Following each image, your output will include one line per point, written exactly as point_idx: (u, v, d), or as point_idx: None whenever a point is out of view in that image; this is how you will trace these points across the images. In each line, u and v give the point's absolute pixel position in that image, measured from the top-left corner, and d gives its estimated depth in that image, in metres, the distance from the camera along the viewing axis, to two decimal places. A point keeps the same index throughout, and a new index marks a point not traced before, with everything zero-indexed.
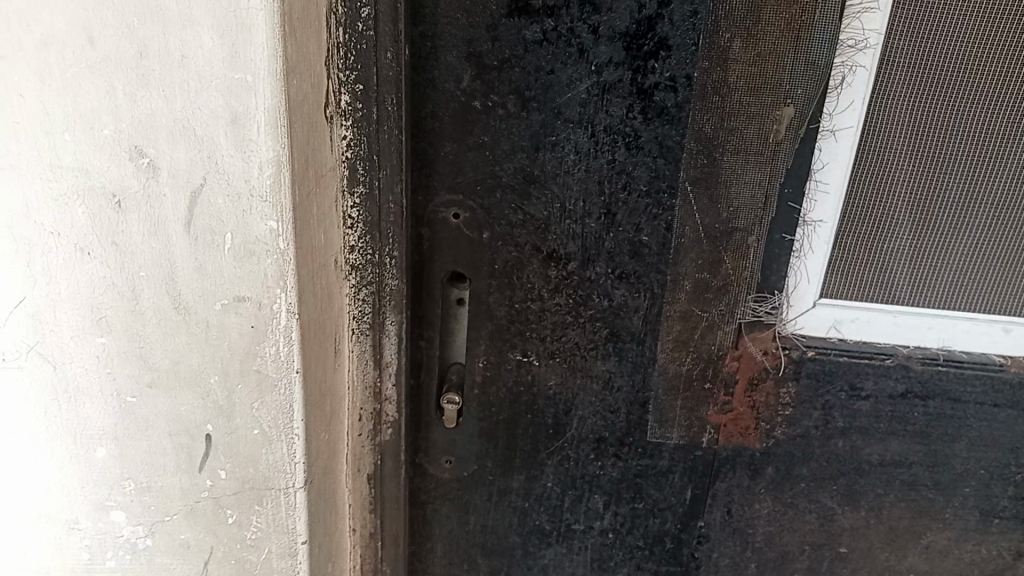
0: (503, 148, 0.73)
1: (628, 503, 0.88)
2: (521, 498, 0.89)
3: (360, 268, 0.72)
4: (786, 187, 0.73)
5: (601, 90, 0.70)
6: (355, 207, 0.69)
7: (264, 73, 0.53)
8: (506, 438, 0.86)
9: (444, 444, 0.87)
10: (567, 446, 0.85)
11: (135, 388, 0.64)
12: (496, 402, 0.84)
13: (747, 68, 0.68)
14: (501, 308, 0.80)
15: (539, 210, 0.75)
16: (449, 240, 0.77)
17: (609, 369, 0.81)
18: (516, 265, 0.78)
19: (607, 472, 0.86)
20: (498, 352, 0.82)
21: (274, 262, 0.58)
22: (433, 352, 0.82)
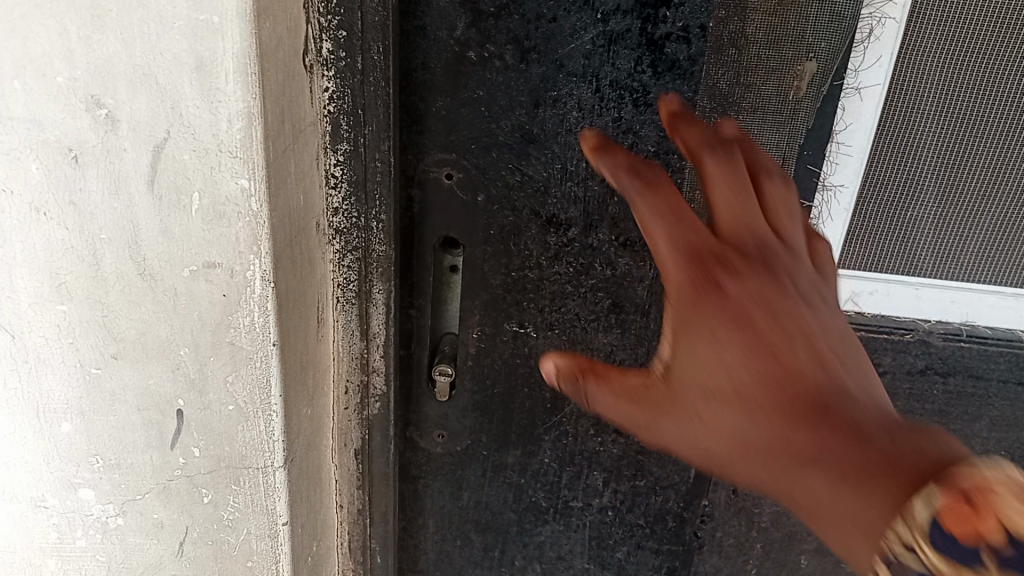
0: (500, 104, 0.68)
1: (629, 480, 0.84)
2: (517, 474, 0.85)
3: (345, 230, 0.67)
4: (806, 149, 0.68)
5: (607, 41, 0.64)
6: (339, 165, 0.64)
7: (232, 14, 0.47)
8: (502, 412, 0.82)
9: (436, 417, 0.83)
10: (566, 421, 0.81)
11: (100, 359, 0.59)
12: (490, 375, 0.80)
13: (767, 18, 0.63)
14: (497, 277, 0.75)
15: (538, 171, 0.70)
16: (441, 203, 0.72)
17: (611, 342, 0.77)
18: (512, 230, 0.73)
19: (608, 449, 0.82)
20: (493, 322, 0.77)
21: (246, 225, 0.53)
22: (424, 323, 0.78)
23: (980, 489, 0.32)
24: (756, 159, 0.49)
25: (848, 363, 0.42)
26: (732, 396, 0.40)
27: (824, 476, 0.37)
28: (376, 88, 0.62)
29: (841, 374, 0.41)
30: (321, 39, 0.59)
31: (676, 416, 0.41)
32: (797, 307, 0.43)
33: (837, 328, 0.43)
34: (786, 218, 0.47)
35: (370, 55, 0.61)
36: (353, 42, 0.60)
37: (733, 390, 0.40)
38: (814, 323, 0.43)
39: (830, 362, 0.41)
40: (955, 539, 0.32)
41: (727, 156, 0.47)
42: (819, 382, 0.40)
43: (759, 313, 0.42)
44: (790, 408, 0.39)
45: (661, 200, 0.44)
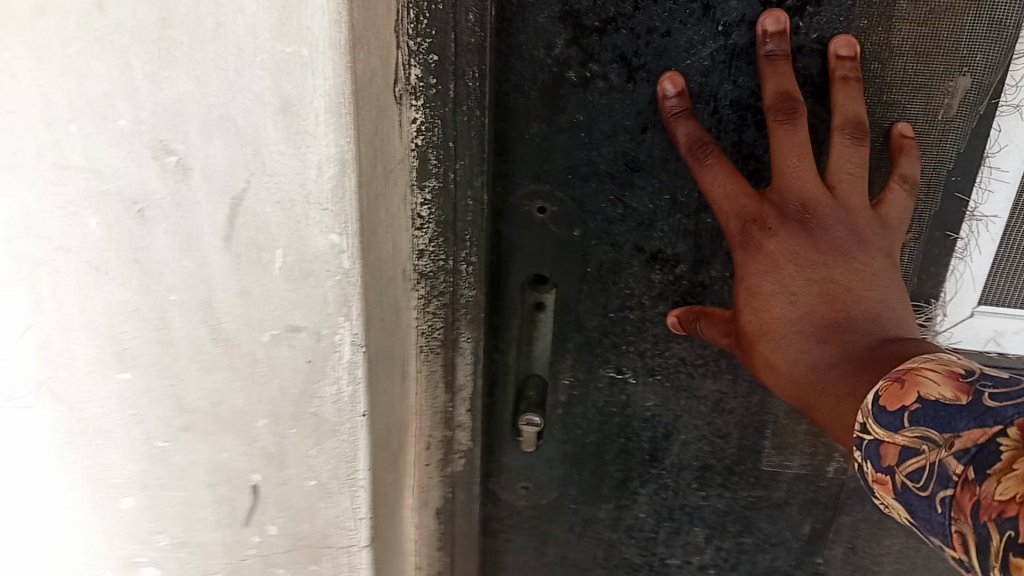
0: (602, 128, 0.60)
1: (734, 537, 0.76)
2: (608, 529, 0.78)
3: (431, 276, 0.60)
4: (952, 175, 0.59)
5: (728, 56, 0.57)
6: (426, 206, 0.57)
7: (326, 45, 0.40)
8: (593, 464, 0.74)
9: (519, 469, 0.75)
10: (665, 473, 0.74)
11: (167, 433, 0.51)
12: (582, 424, 0.72)
13: (915, 28, 0.55)
14: (592, 318, 0.67)
15: (643, 203, 0.63)
16: (530, 238, 0.65)
17: (717, 390, 0.69)
18: (612, 267, 0.65)
19: (711, 503, 0.75)
20: (587, 367, 0.70)
21: (333, 286, 0.46)
22: (508, 366, 0.70)
23: (912, 374, 0.43)
24: (841, 99, 0.55)
25: (867, 299, 0.53)
26: (765, 324, 0.54)
27: (837, 372, 0.49)
28: (470, 118, 0.54)
29: (853, 311, 0.52)
30: (411, 64, 0.51)
31: (749, 359, 0.56)
32: (829, 262, 0.54)
33: (867, 272, 0.54)
34: (846, 179, 0.55)
35: (464, 83, 0.53)
36: (445, 67, 0.52)
37: (762, 318, 0.55)
38: (844, 267, 0.54)
39: (843, 306, 0.52)
40: (889, 411, 0.43)
41: (791, 121, 0.55)
42: (840, 313, 0.52)
43: (784, 261, 0.54)
44: (806, 329, 0.52)
45: (724, 179, 0.56)
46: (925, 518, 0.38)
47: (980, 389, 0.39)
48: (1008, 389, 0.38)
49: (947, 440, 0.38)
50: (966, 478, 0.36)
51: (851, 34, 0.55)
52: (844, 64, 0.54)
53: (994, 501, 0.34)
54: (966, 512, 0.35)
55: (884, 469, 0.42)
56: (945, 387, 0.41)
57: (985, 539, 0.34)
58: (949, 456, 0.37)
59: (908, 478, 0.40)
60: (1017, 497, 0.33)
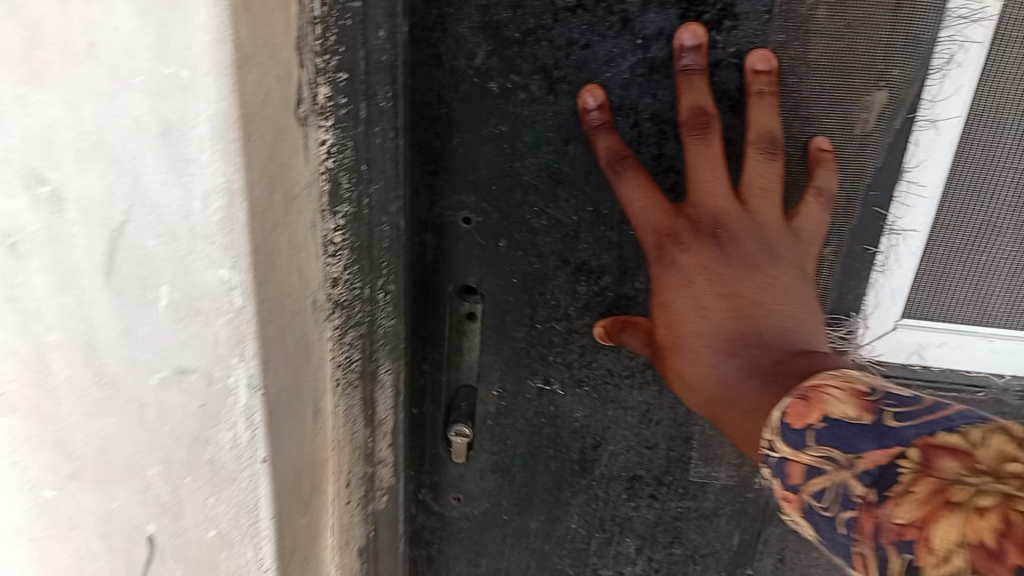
0: (525, 140, 0.60)
1: (665, 548, 0.76)
2: (540, 540, 0.77)
3: (348, 307, 0.56)
4: (872, 188, 0.59)
5: (648, 69, 0.56)
6: (340, 233, 0.52)
7: (207, 68, 0.33)
8: (524, 475, 0.73)
9: (452, 480, 0.75)
10: (596, 485, 0.73)
11: (52, 482, 0.43)
12: (512, 435, 0.71)
13: (831, 43, 0.55)
14: (519, 329, 0.67)
15: (567, 215, 0.62)
16: (457, 250, 0.64)
17: (644, 402, 0.69)
18: (538, 279, 0.64)
19: (642, 514, 0.74)
20: (516, 380, 0.69)
21: (229, 321, 0.40)
22: (439, 380, 0.70)
23: (815, 391, 0.44)
24: (756, 115, 0.55)
25: (777, 312, 0.54)
26: (679, 338, 0.56)
27: (747, 384, 0.51)
28: (383, 139, 0.53)
29: (762, 324, 0.54)
30: (318, 83, 0.46)
31: (660, 364, 0.59)
32: (739, 276, 0.55)
33: (776, 285, 0.55)
34: (757, 191, 0.57)
35: (375, 103, 0.51)
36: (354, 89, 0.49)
37: (677, 332, 0.57)
38: (754, 280, 0.55)
39: (753, 319, 0.54)
40: (795, 428, 0.43)
41: (704, 136, 0.56)
42: (749, 327, 0.54)
43: (694, 275, 0.56)
44: (717, 345, 0.54)
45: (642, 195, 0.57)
46: (829, 536, 0.40)
47: (882, 408, 0.41)
48: (906, 409, 0.40)
49: (851, 463, 0.39)
50: (868, 501, 0.38)
51: (768, 48, 0.55)
52: (759, 78, 0.55)
53: (894, 526, 0.36)
54: (867, 533, 0.37)
55: (791, 486, 0.42)
56: (846, 405, 0.42)
57: (882, 561, 0.36)
58: (852, 478, 0.39)
59: (812, 498, 0.41)
60: (916, 522, 0.35)
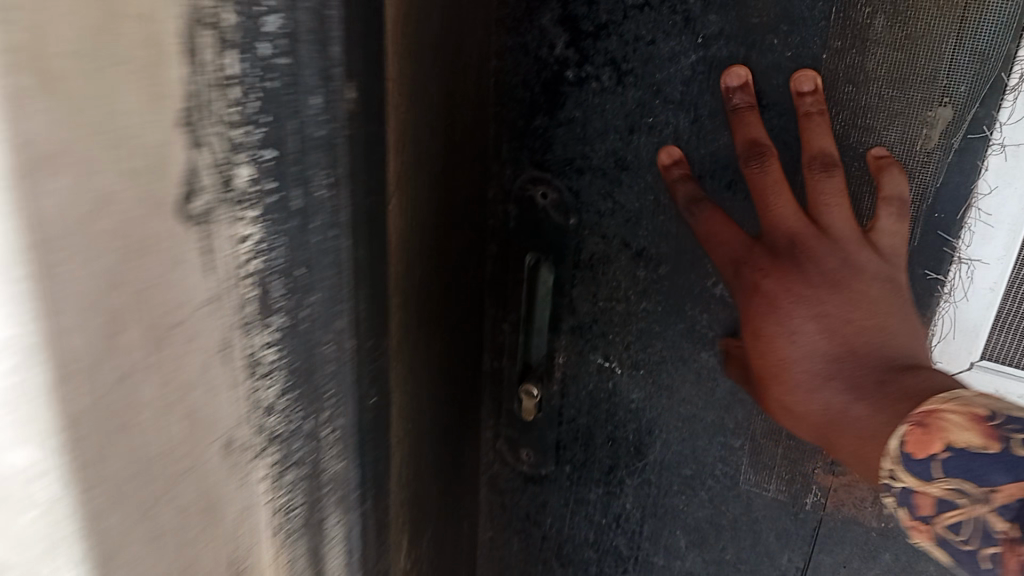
0: (595, 126, 0.65)
1: (715, 550, 0.76)
2: (598, 512, 0.80)
3: (281, 436, 0.40)
4: (935, 209, 0.56)
5: (707, 68, 0.59)
6: (275, 348, 0.37)
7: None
8: (584, 445, 0.78)
9: (523, 437, 0.80)
10: (649, 469, 0.75)
11: None
12: (574, 404, 0.76)
13: (890, 52, 0.54)
14: (584, 304, 0.72)
15: (630, 200, 0.66)
16: (535, 222, 0.71)
17: (697, 396, 0.70)
18: (602, 258, 0.69)
19: (692, 509, 0.75)
20: (581, 353, 0.74)
21: (39, 520, 0.25)
22: (516, 338, 0.76)
23: (936, 419, 0.43)
24: (811, 136, 0.55)
25: (874, 330, 0.53)
26: (775, 372, 0.54)
27: (859, 410, 0.50)
28: (323, 240, 0.39)
29: (858, 344, 0.52)
30: (233, 162, 0.32)
31: (768, 407, 0.57)
32: (824, 295, 0.53)
33: (864, 298, 0.53)
34: (824, 209, 0.55)
35: (309, 193, 0.37)
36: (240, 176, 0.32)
37: (772, 364, 0.55)
38: (837, 299, 0.53)
39: (850, 341, 0.52)
40: (918, 459, 0.43)
41: (763, 161, 0.56)
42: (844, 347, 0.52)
43: (778, 303, 0.54)
44: (816, 373, 0.52)
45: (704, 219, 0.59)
46: (968, 569, 0.40)
47: (1007, 433, 0.40)
48: None
49: (986, 497, 0.39)
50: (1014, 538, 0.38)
51: (813, 69, 0.56)
52: (805, 100, 0.56)
53: None
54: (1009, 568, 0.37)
55: (920, 516, 0.43)
56: (971, 434, 0.41)
57: None
58: (991, 513, 0.39)
59: (949, 531, 0.41)
60: None
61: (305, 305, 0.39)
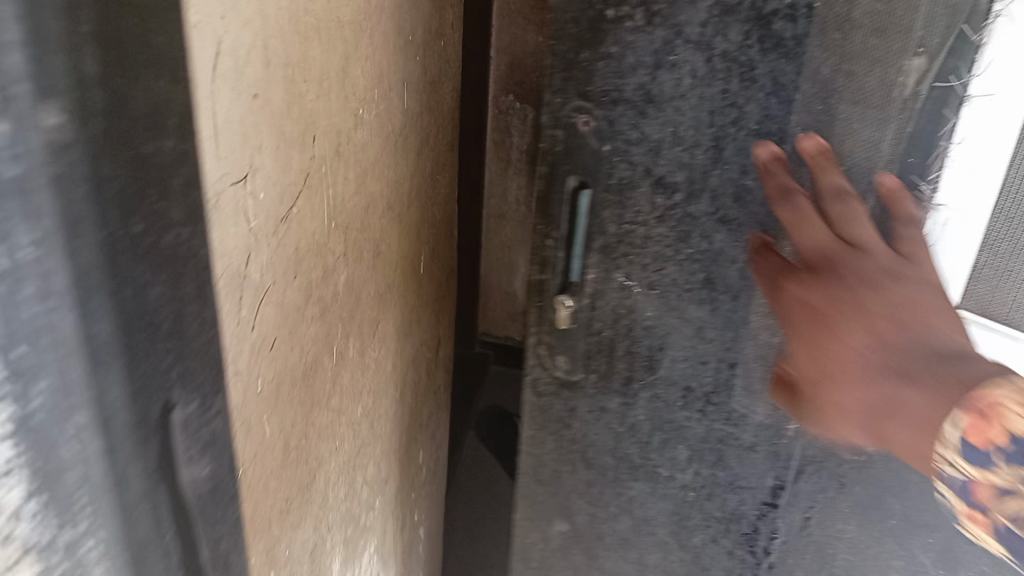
0: (629, 61, 0.65)
1: (711, 466, 0.84)
2: (617, 422, 0.83)
3: (37, 542, 0.28)
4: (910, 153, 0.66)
5: (721, 12, 0.62)
6: (85, 506, 0.31)
7: None
8: (605, 362, 0.79)
9: (552, 342, 0.79)
10: (659, 385, 0.80)
11: None
12: (600, 321, 0.77)
13: (871, 4, 0.61)
14: (611, 225, 0.72)
15: (655, 131, 0.67)
16: (575, 148, 0.68)
17: (701, 318, 0.76)
18: (627, 185, 0.70)
19: (693, 424, 0.82)
20: (605, 268, 0.74)
21: None
22: (558, 254, 0.73)
23: (989, 405, 0.51)
24: (820, 175, 0.63)
25: (912, 327, 0.58)
26: (834, 375, 0.61)
27: (916, 399, 0.56)
28: (34, 312, 0.26)
29: (902, 340, 0.58)
30: None
31: (818, 406, 0.63)
32: (863, 299, 0.60)
33: (895, 298, 0.59)
34: (850, 228, 0.62)
35: (9, 257, 0.24)
36: (134, 140, 0.30)
37: (829, 370, 0.61)
38: (878, 299, 0.59)
39: (892, 338, 0.58)
40: (978, 448, 0.51)
41: (788, 200, 0.63)
42: (888, 343, 0.58)
43: (826, 309, 0.61)
44: (869, 373, 0.59)
45: (770, 268, 0.67)
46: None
47: None
48: None
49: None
50: None
51: (813, 132, 0.64)
52: (810, 158, 0.64)
53: None
54: None
55: (978, 501, 0.51)
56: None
57: None
58: None
59: (1008, 517, 0.50)
60: None
61: (117, 376, 0.31)
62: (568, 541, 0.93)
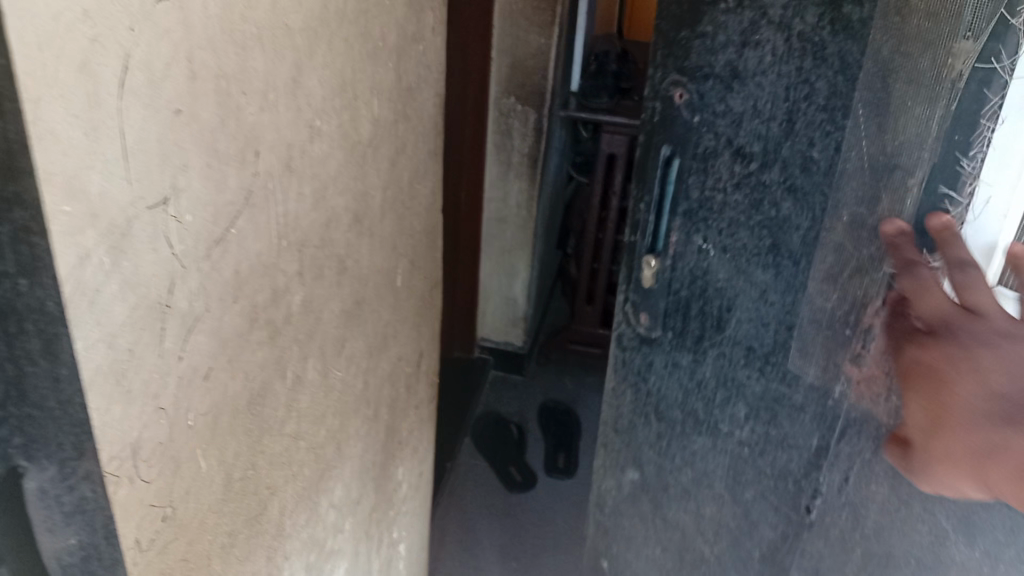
0: (718, 39, 0.57)
1: (765, 424, 0.68)
2: (687, 377, 0.70)
3: None
4: (954, 133, 0.48)
5: None
6: None
7: None
8: (682, 321, 0.68)
9: (638, 293, 0.69)
10: (725, 345, 0.67)
11: None
12: (681, 285, 0.67)
13: None
14: (693, 189, 0.62)
15: (738, 106, 0.58)
16: (665, 121, 0.61)
17: (764, 281, 0.63)
18: (711, 155, 0.60)
19: (753, 384, 0.67)
20: (688, 230, 0.64)
21: None
22: (648, 219, 0.65)
23: None
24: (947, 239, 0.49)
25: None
26: (950, 434, 0.50)
27: None
28: None
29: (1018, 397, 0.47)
30: None
31: (933, 457, 0.53)
32: (982, 360, 0.48)
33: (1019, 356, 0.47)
34: (971, 292, 0.48)
35: None
36: None
37: (947, 432, 0.50)
38: (997, 359, 0.47)
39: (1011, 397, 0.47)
40: None
41: (912, 270, 0.52)
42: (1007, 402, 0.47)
43: (942, 371, 0.50)
44: (980, 433, 0.48)
45: (888, 326, 0.55)
46: None
47: None
48: None
49: None
50: None
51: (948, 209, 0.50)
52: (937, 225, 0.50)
53: None
54: None
55: None
56: None
57: None
58: None
59: None
60: None
61: None
62: (638, 491, 0.80)
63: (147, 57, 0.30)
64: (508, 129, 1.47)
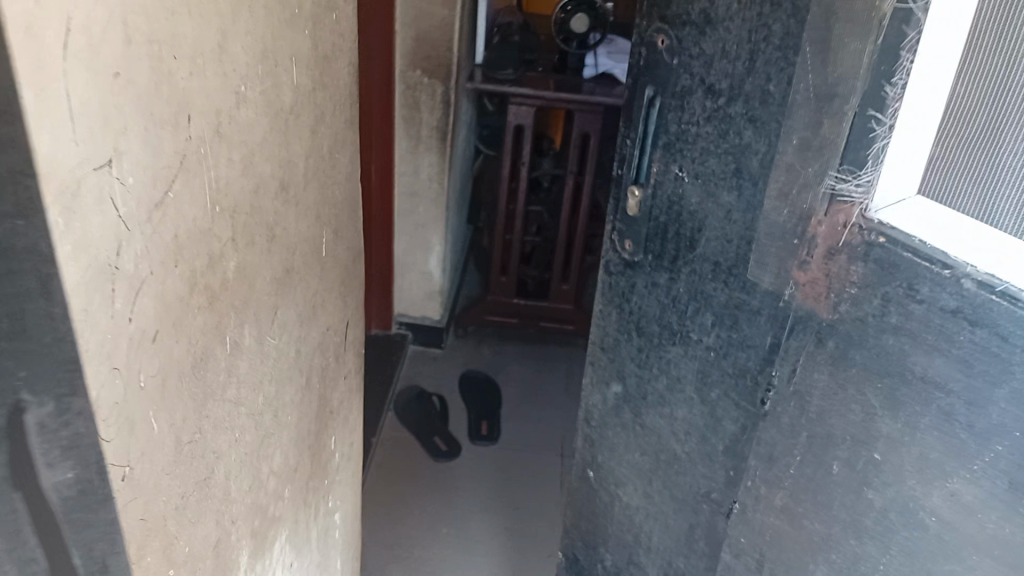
0: None
1: (727, 328, 0.65)
2: (665, 297, 0.70)
3: None
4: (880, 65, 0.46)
5: None
6: None
7: None
8: (661, 245, 0.69)
9: (626, 221, 0.72)
10: (696, 263, 0.66)
11: None
12: (656, 218, 0.69)
13: None
14: (671, 116, 0.64)
15: (714, 45, 0.59)
16: (652, 63, 0.65)
17: (729, 202, 0.61)
18: (684, 92, 0.63)
19: (722, 295, 0.64)
20: (667, 159, 0.66)
21: None
22: (632, 152, 0.68)
23: None
24: None
25: None
26: None
27: None
28: None
29: None
30: None
31: None
32: None
33: None
34: None
35: None
36: None
37: None
38: None
39: None
40: None
41: None
42: None
43: None
44: None
45: None
46: None
47: None
48: None
49: None
50: None
51: None
52: None
53: None
54: None
55: None
56: None
57: None
58: None
59: None
60: None
61: None
62: (621, 403, 0.80)
63: (86, 17, 0.30)
64: (416, 101, 1.48)
